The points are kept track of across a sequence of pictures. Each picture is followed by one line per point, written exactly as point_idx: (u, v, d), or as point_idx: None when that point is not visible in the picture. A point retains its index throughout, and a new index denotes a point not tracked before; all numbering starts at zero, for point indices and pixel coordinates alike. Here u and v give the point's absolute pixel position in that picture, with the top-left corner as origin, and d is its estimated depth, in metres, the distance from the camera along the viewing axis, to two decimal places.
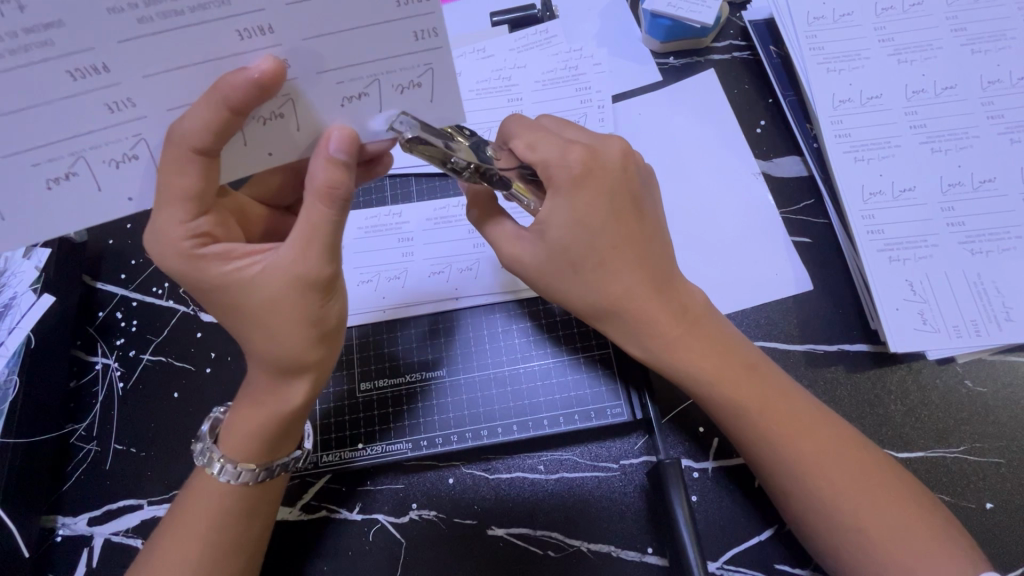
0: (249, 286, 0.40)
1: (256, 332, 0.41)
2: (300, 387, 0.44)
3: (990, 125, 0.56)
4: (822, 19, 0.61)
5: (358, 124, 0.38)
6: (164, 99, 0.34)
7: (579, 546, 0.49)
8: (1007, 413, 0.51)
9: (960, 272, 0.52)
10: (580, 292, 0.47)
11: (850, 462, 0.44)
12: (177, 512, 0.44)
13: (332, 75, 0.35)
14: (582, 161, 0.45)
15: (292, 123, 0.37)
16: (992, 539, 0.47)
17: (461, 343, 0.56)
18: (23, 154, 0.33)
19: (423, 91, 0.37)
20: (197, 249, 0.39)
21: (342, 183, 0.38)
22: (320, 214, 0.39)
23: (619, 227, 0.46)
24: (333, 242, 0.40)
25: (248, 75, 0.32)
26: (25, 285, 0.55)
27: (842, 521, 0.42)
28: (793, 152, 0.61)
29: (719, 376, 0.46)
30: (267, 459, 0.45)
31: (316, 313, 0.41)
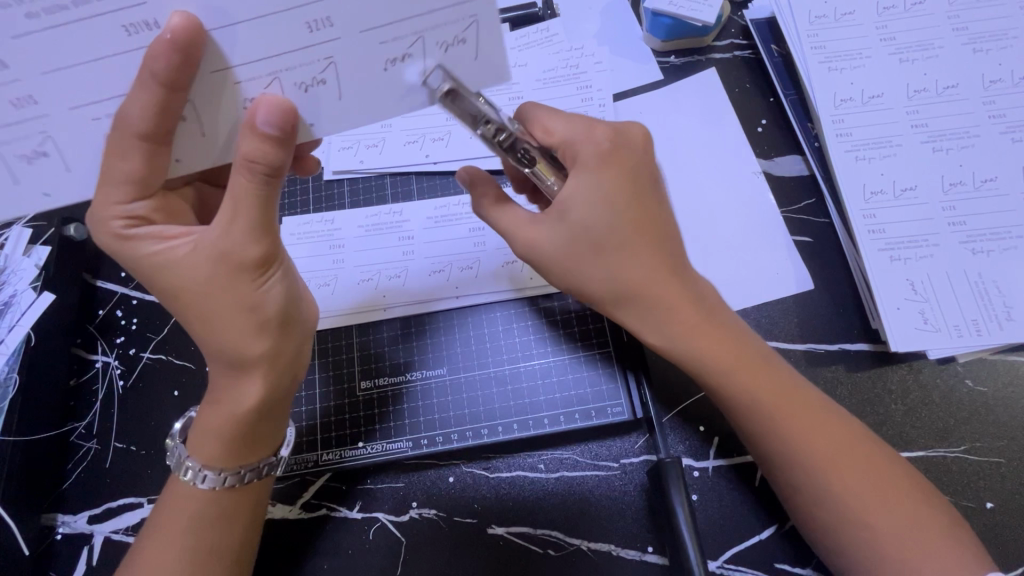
0: (178, 265, 0.40)
1: (203, 326, 0.41)
2: (250, 385, 0.43)
3: (991, 124, 0.56)
4: (823, 18, 0.61)
5: (398, 88, 0.37)
6: (211, 61, 0.34)
7: (578, 545, 0.49)
8: (1007, 412, 0.51)
9: (961, 271, 0.52)
10: (602, 276, 0.45)
11: (859, 460, 0.43)
12: (159, 515, 0.44)
13: (374, 34, 0.34)
14: (609, 139, 0.44)
15: (333, 89, 0.36)
16: (992, 538, 0.47)
17: (446, 338, 0.56)
18: (86, 107, 0.35)
19: (468, 47, 0.36)
20: (127, 230, 0.40)
21: (264, 157, 0.36)
22: (245, 187, 0.38)
23: (643, 209, 0.45)
24: (261, 215, 0.39)
25: (162, 38, 0.32)
26: (25, 283, 0.54)
27: (849, 519, 0.42)
28: (794, 152, 0.61)
29: (736, 367, 0.45)
30: (233, 465, 0.44)
31: (249, 289, 0.41)
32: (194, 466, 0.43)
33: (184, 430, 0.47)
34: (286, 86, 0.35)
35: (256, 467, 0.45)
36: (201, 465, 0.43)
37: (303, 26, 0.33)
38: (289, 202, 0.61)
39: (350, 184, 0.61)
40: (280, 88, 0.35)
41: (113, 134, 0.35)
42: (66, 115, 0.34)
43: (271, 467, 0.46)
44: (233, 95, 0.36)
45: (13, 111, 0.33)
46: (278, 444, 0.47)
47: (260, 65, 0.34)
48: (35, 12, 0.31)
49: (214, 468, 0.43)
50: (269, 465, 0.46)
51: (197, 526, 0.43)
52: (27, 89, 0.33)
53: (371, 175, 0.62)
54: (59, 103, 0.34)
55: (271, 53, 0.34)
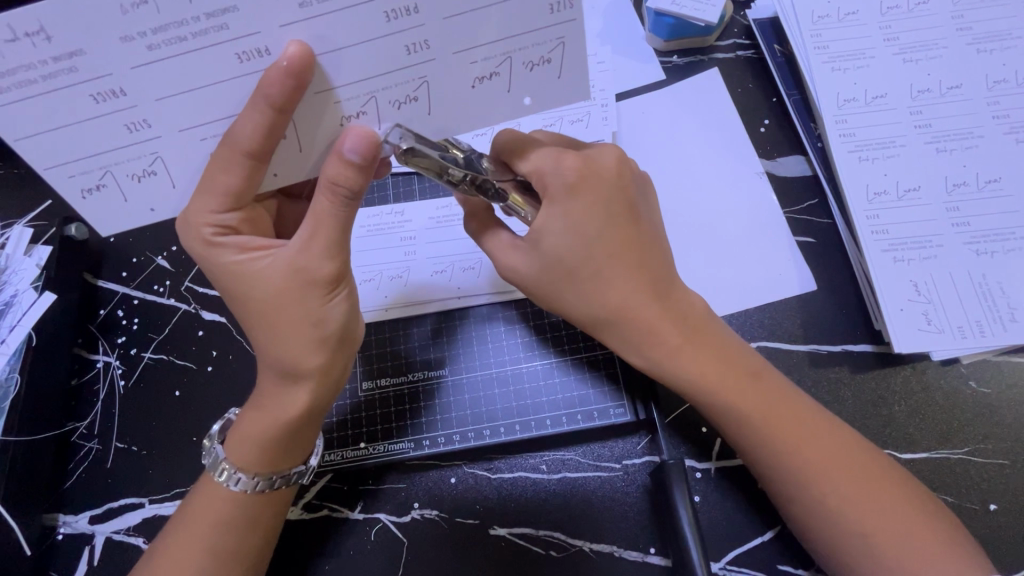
0: (256, 277, 0.41)
1: (264, 334, 0.42)
2: (298, 393, 0.43)
3: (996, 125, 0.56)
4: (826, 18, 0.60)
5: (487, 105, 0.37)
6: (320, 83, 0.34)
7: (581, 546, 0.49)
8: (1011, 413, 0.51)
9: (965, 272, 0.52)
10: (580, 302, 0.46)
11: (853, 472, 0.43)
12: (188, 512, 0.44)
13: (466, 54, 0.34)
14: (577, 169, 0.44)
15: (423, 108, 0.36)
16: (995, 539, 0.47)
17: (449, 340, 0.56)
18: (193, 129, 0.35)
19: (552, 67, 0.36)
20: (214, 237, 0.40)
21: (353, 182, 0.37)
22: (326, 208, 0.39)
23: (618, 233, 0.45)
24: (340, 236, 0.40)
25: (279, 66, 0.31)
26: (26, 283, 0.54)
27: (847, 528, 0.42)
28: (796, 152, 0.60)
29: (720, 385, 0.45)
30: (268, 470, 0.44)
31: (318, 306, 0.41)
32: (230, 467, 0.44)
33: (223, 430, 0.47)
34: (381, 105, 0.35)
35: (287, 475, 0.45)
36: (235, 467, 0.44)
37: (405, 50, 0.33)
38: None
39: None
40: (374, 107, 0.35)
41: (219, 150, 0.35)
42: (177, 137, 0.35)
43: (300, 476, 0.46)
44: (331, 112, 0.35)
45: (126, 136, 0.34)
46: (312, 450, 0.47)
47: (359, 86, 0.34)
48: (155, 44, 0.30)
49: (248, 472, 0.44)
50: (298, 473, 0.46)
51: (220, 527, 0.43)
52: (141, 114, 0.33)
53: None
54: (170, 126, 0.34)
55: (372, 75, 0.34)
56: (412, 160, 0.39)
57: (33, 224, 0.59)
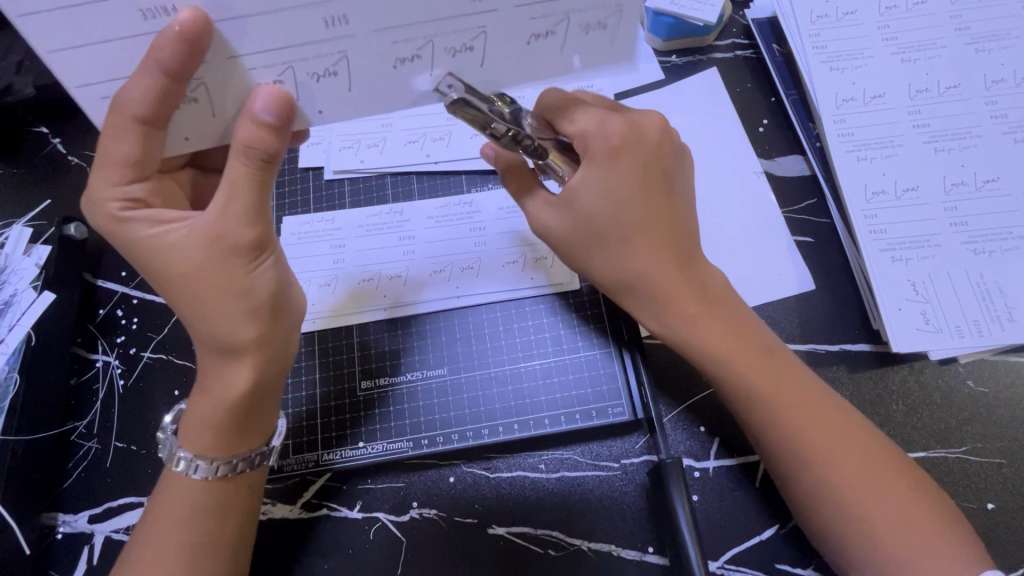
0: (174, 248, 0.40)
1: (193, 312, 0.41)
2: (241, 370, 0.43)
3: (993, 125, 0.56)
4: (825, 18, 0.61)
5: (540, 63, 0.37)
6: (373, 19, 0.34)
7: (579, 545, 0.49)
8: (1009, 413, 0.51)
9: (963, 271, 0.52)
10: (606, 263, 0.46)
11: (861, 446, 0.44)
12: (158, 507, 0.44)
13: (527, 10, 0.34)
14: (622, 132, 0.44)
15: (476, 57, 0.36)
16: (993, 538, 0.47)
17: (445, 339, 0.56)
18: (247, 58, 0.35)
19: (605, 33, 0.36)
20: (124, 212, 0.40)
21: (266, 143, 0.37)
22: (241, 173, 0.38)
23: (650, 201, 0.45)
24: (254, 201, 0.40)
25: (170, 31, 0.32)
26: (25, 283, 0.55)
27: (846, 527, 0.42)
28: (795, 152, 0.61)
29: (737, 351, 0.46)
30: (228, 453, 0.44)
31: (243, 274, 0.41)
32: (187, 456, 0.44)
33: (175, 422, 0.48)
34: (437, 51, 0.36)
35: (249, 458, 0.45)
36: (192, 456, 0.44)
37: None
38: (289, 202, 0.61)
39: (350, 184, 0.61)
40: (430, 52, 0.36)
41: (108, 117, 0.36)
42: (225, 64, 0.35)
43: (263, 458, 0.47)
44: (381, 57, 0.35)
45: None
46: (272, 432, 0.48)
47: (413, 28, 0.34)
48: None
49: (207, 459, 0.44)
50: (262, 455, 0.46)
51: (192, 519, 0.43)
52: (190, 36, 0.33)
53: (372, 175, 0.61)
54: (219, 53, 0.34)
55: (432, 17, 0.34)
56: (461, 111, 0.38)
57: (32, 225, 0.60)
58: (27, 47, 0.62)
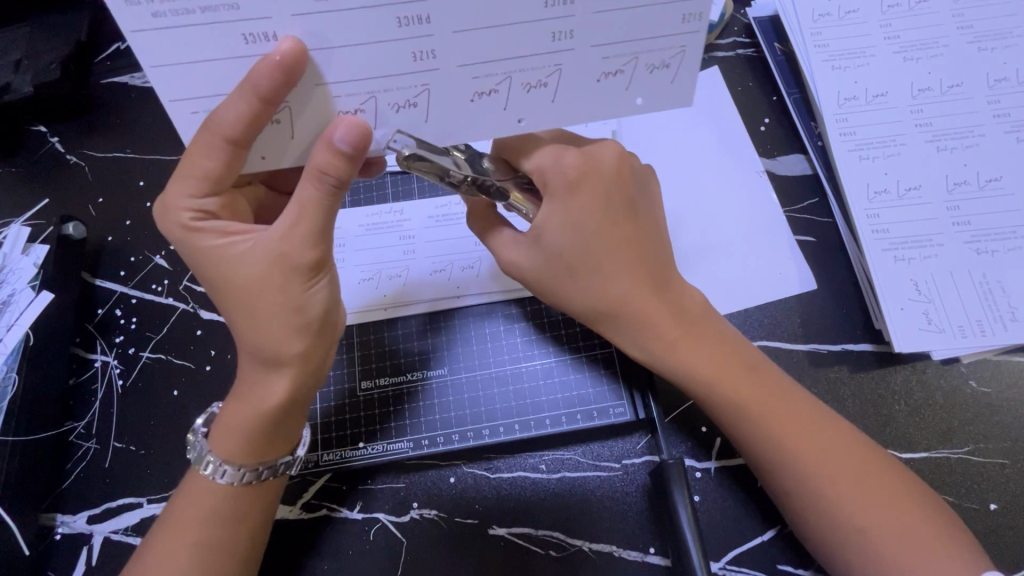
0: (239, 261, 0.41)
1: (243, 320, 0.42)
2: (281, 383, 0.43)
3: (996, 124, 0.56)
4: (828, 16, 0.60)
5: (606, 102, 0.39)
6: (460, 55, 0.35)
7: (579, 546, 0.49)
8: (1011, 413, 0.51)
9: (966, 271, 0.52)
10: (579, 295, 0.46)
11: (850, 460, 0.43)
12: (176, 505, 0.44)
13: (601, 50, 0.36)
14: (578, 164, 0.44)
15: (549, 94, 0.37)
16: (995, 539, 0.47)
17: (446, 339, 0.56)
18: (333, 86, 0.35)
19: (670, 72, 0.37)
20: (195, 223, 0.41)
21: (339, 170, 0.37)
22: (312, 196, 0.39)
23: (617, 230, 0.45)
24: (322, 225, 0.40)
25: (271, 60, 0.33)
26: (25, 282, 0.54)
27: (845, 531, 0.42)
28: (797, 151, 0.60)
29: (716, 375, 0.45)
30: (257, 461, 0.44)
31: (299, 292, 0.41)
32: (215, 459, 0.44)
33: (206, 424, 0.47)
34: (513, 86, 0.37)
35: (273, 466, 0.45)
36: (220, 460, 0.44)
37: (550, 35, 0.35)
38: None
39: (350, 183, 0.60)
40: (506, 87, 0.37)
41: (200, 134, 0.36)
42: (314, 90, 0.36)
43: (286, 467, 0.46)
44: (460, 89, 0.36)
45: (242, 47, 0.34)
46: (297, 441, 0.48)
47: (497, 64, 0.36)
48: (160, 11, 0.31)
49: (234, 464, 0.44)
50: (285, 465, 0.46)
51: (208, 522, 0.43)
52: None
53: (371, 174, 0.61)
54: (309, 79, 0.35)
55: (514, 55, 0.35)
56: (414, 167, 0.40)
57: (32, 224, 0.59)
58: (26, 45, 0.62)
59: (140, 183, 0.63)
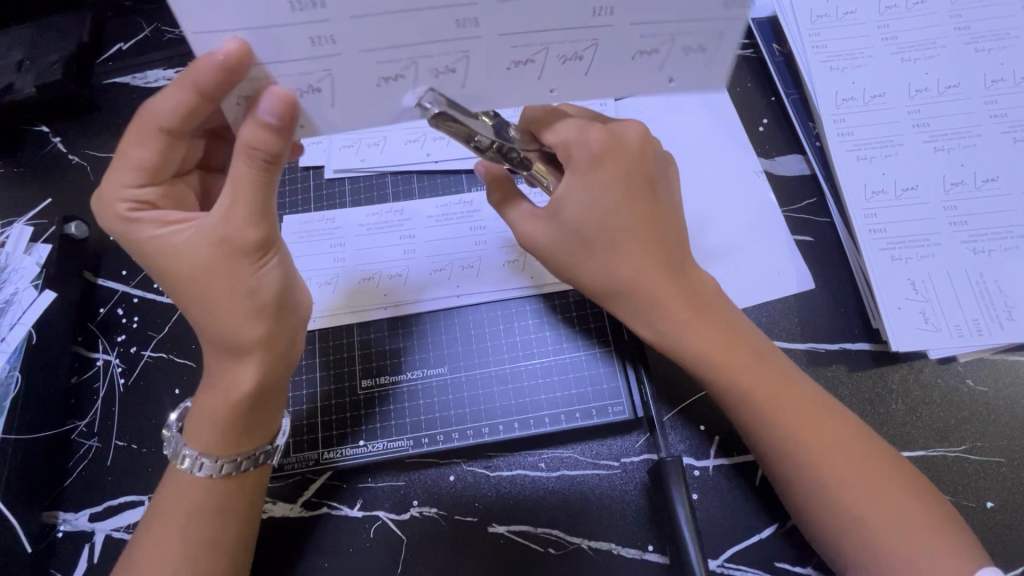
0: (176, 246, 0.41)
1: (198, 306, 0.42)
2: (246, 370, 0.43)
3: (993, 124, 0.56)
4: (825, 17, 0.61)
5: (639, 81, 0.39)
6: (504, 24, 0.35)
7: (579, 544, 0.49)
8: (1008, 412, 0.51)
9: (963, 270, 0.52)
10: (593, 271, 0.47)
11: (855, 446, 0.44)
12: (161, 499, 0.45)
13: (640, 28, 0.36)
14: (603, 140, 0.44)
15: (584, 67, 0.38)
16: (992, 537, 0.48)
17: (449, 337, 0.56)
18: (374, 53, 0.35)
19: (704, 56, 0.38)
20: (133, 212, 0.42)
21: (268, 148, 0.38)
22: (244, 173, 0.39)
23: (635, 207, 0.45)
24: (261, 205, 0.40)
25: (214, 59, 0.34)
26: (26, 282, 0.55)
27: (844, 527, 0.42)
28: (795, 151, 0.61)
29: (727, 358, 0.46)
30: (232, 452, 0.44)
31: (248, 273, 0.41)
32: (192, 454, 0.44)
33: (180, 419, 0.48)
34: (550, 58, 0.37)
35: (254, 455, 0.45)
36: (198, 454, 0.44)
37: (591, 10, 0.35)
38: (290, 200, 0.61)
39: (350, 184, 0.61)
40: (543, 57, 0.37)
41: (135, 125, 0.40)
42: (356, 57, 0.35)
43: (267, 457, 0.46)
44: (497, 58, 0.36)
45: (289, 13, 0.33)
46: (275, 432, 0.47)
47: (537, 36, 0.36)
48: None
49: (211, 456, 0.44)
50: (266, 454, 0.46)
51: (203, 520, 0.44)
52: (331, 30, 0.33)
53: (371, 174, 0.61)
54: (353, 46, 0.34)
55: (553, 27, 0.35)
56: (444, 125, 0.39)
57: (33, 224, 0.60)
58: (28, 46, 0.63)
59: None
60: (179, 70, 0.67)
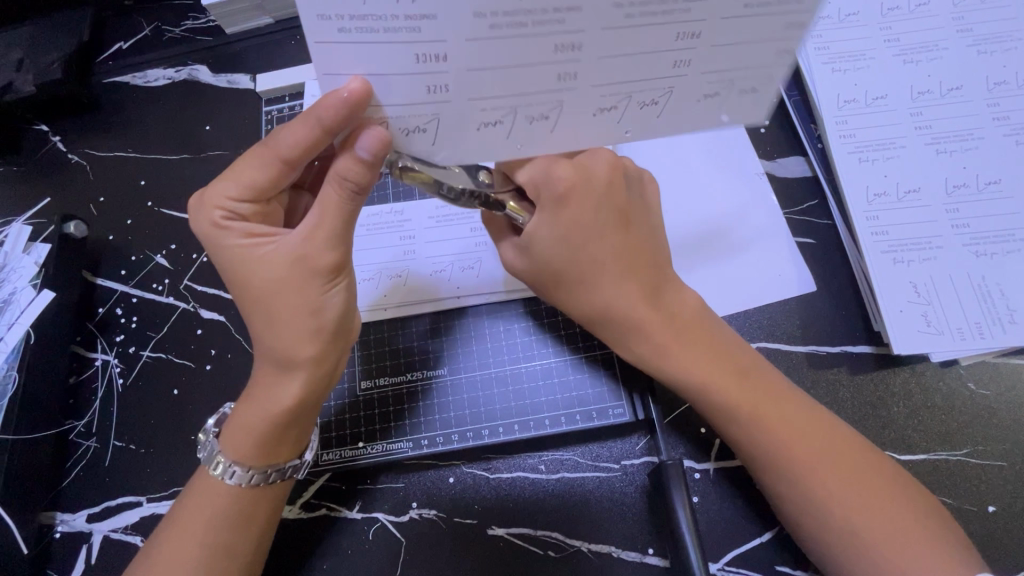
0: (259, 262, 0.42)
1: (261, 322, 0.42)
2: (292, 385, 0.43)
3: (995, 127, 0.56)
4: (827, 19, 0.60)
5: (700, 122, 0.40)
6: (600, 78, 0.35)
7: (579, 546, 0.49)
8: (1010, 415, 0.51)
9: (965, 273, 0.52)
10: (570, 302, 0.47)
11: (839, 466, 0.43)
12: (185, 502, 0.45)
13: (709, 76, 0.37)
14: (569, 179, 0.43)
15: (658, 110, 0.38)
16: (994, 541, 0.47)
17: (448, 342, 0.56)
18: (483, 101, 0.35)
19: (759, 96, 0.39)
20: (225, 222, 0.42)
21: (359, 177, 0.38)
22: (334, 198, 0.39)
23: (605, 241, 0.45)
24: (342, 227, 0.41)
25: (339, 96, 0.34)
26: (25, 281, 0.54)
27: (836, 533, 0.42)
28: (796, 152, 0.61)
29: (709, 382, 0.45)
30: (273, 462, 0.45)
31: (316, 294, 0.42)
32: (225, 461, 0.44)
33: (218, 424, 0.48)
34: (632, 104, 0.38)
35: (282, 469, 0.45)
36: (230, 461, 0.44)
37: (670, 62, 0.35)
38: None
39: None
40: (626, 105, 0.37)
41: (260, 147, 0.41)
42: (464, 105, 0.35)
43: (295, 470, 0.46)
44: (585, 106, 0.37)
45: (412, 65, 0.33)
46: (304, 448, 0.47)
47: (625, 86, 0.36)
48: (346, 27, 0.31)
49: (243, 465, 0.44)
50: (293, 469, 0.46)
51: (214, 522, 0.43)
52: (446, 79, 0.34)
53: None
54: (464, 95, 0.34)
55: (639, 78, 0.36)
56: (410, 177, 0.39)
57: (32, 223, 0.59)
58: (27, 44, 0.62)
59: (141, 183, 0.63)
60: (178, 70, 0.66)
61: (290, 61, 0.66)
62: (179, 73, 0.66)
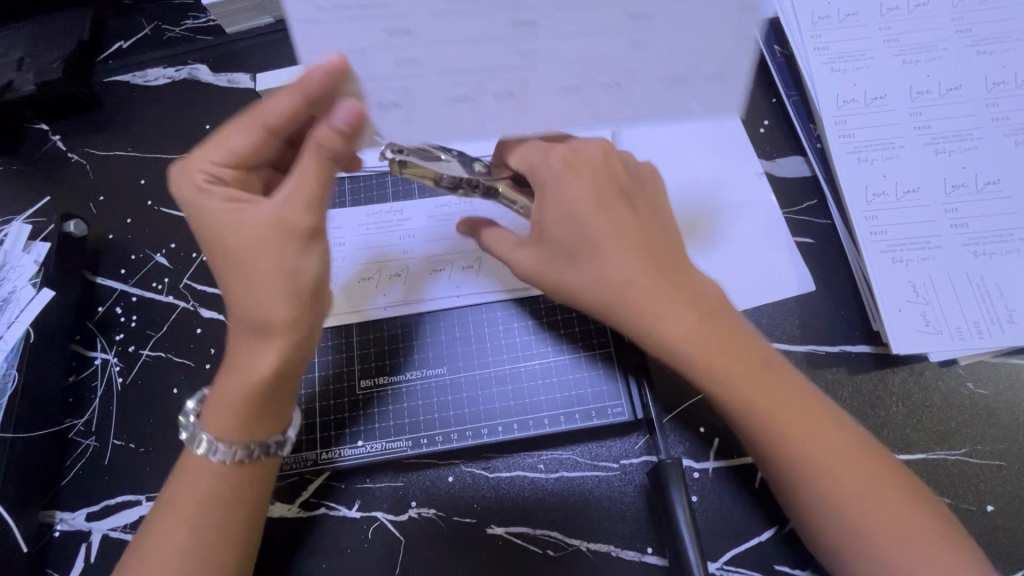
0: (236, 227, 0.42)
1: (239, 288, 0.42)
2: (270, 352, 0.42)
3: (994, 127, 0.56)
4: (827, 19, 0.60)
5: (667, 108, 0.40)
6: (560, 54, 0.37)
7: (579, 545, 0.49)
8: (1009, 415, 0.51)
9: (964, 273, 0.52)
10: (580, 281, 0.44)
11: (851, 456, 0.42)
12: (174, 486, 0.44)
13: (668, 59, 0.38)
14: (563, 159, 0.44)
15: (622, 93, 0.39)
16: (993, 541, 0.47)
17: (447, 339, 0.56)
18: (449, 75, 0.37)
19: (723, 81, 0.39)
20: (204, 184, 0.43)
21: (335, 148, 0.39)
22: (310, 167, 0.41)
23: (612, 219, 0.43)
24: (318, 195, 0.41)
25: (322, 66, 0.36)
26: (25, 279, 0.54)
27: (840, 524, 0.42)
28: (796, 153, 0.61)
29: (731, 368, 0.42)
30: (254, 435, 0.44)
31: (293, 256, 0.42)
32: (207, 437, 0.43)
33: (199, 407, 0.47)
34: (593, 85, 0.38)
35: (265, 444, 0.44)
36: (212, 438, 0.43)
37: (631, 44, 0.37)
38: None
39: (350, 183, 0.61)
40: (589, 86, 0.38)
41: (246, 116, 0.43)
42: (433, 79, 0.37)
43: (278, 447, 0.45)
44: (549, 84, 0.38)
45: (383, 40, 0.35)
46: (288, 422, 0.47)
47: (585, 64, 0.37)
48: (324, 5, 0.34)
49: (226, 442, 0.43)
50: (277, 444, 0.45)
51: (207, 505, 0.43)
52: (414, 53, 0.36)
53: (371, 175, 0.61)
54: (432, 69, 0.37)
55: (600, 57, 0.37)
56: (409, 171, 0.44)
57: (32, 222, 0.59)
58: (28, 44, 0.63)
59: (141, 181, 0.63)
60: (178, 69, 0.66)
61: (290, 61, 0.66)
62: (179, 73, 0.66)
